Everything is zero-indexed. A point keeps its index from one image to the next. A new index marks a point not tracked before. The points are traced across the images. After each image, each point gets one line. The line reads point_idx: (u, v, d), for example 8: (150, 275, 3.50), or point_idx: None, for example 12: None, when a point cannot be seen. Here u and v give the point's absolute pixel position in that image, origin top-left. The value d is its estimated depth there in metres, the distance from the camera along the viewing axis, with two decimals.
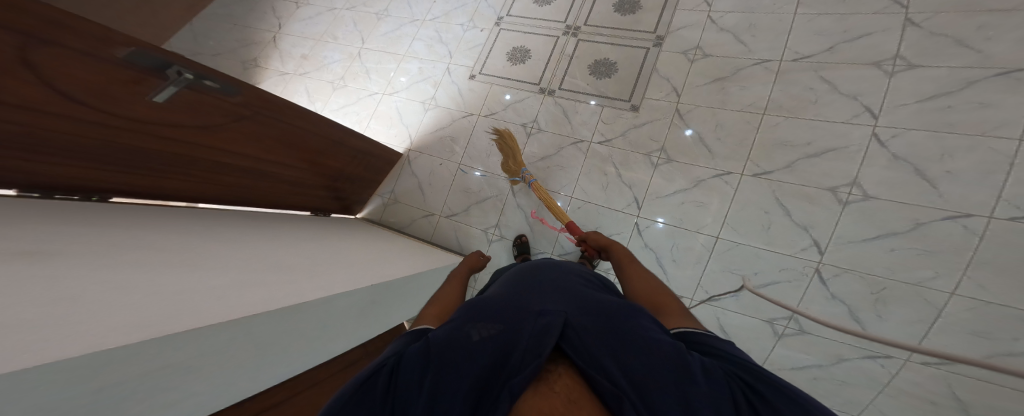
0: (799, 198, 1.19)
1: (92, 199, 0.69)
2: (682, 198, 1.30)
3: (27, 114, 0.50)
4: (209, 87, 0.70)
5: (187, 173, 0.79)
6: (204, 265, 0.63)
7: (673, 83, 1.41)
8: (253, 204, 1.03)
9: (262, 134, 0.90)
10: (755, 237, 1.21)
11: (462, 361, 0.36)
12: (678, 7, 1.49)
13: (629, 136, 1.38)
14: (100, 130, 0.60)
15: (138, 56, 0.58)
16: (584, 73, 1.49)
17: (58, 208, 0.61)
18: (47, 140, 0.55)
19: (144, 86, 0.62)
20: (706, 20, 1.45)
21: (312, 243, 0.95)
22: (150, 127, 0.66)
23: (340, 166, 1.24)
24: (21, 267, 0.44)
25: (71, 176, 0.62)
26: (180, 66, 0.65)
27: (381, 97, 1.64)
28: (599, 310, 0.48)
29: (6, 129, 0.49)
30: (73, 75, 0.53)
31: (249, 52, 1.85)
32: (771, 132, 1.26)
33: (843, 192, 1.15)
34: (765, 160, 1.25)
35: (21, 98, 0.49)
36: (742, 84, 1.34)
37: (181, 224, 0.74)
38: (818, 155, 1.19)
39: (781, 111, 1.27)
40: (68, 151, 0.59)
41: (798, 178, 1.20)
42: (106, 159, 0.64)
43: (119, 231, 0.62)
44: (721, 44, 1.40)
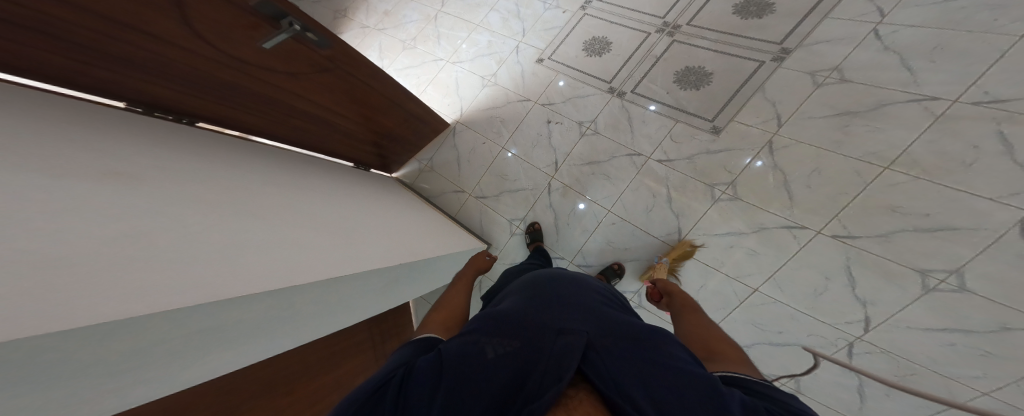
0: (875, 269, 0.98)
1: (182, 122, 0.78)
2: (732, 241, 1.12)
3: (163, 45, 0.61)
4: (309, 39, 0.82)
5: (264, 112, 0.90)
6: (253, 188, 0.72)
7: (780, 109, 1.14)
8: (310, 149, 1.15)
9: (335, 88, 1.01)
10: (797, 298, 1.06)
11: (477, 382, 0.38)
12: (829, 15, 1.15)
13: (696, 161, 1.19)
14: (213, 66, 0.70)
15: (262, 5, 0.70)
16: (668, 79, 1.30)
17: (157, 125, 0.71)
18: (174, 68, 0.65)
19: (258, 32, 0.73)
20: (867, 35, 1.09)
21: (349, 191, 1.09)
22: (254, 69, 0.78)
23: (390, 126, 1.32)
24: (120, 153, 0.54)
25: (179, 102, 0.73)
26: (291, 18, 0.76)
27: (445, 64, 1.67)
28: (623, 334, 0.48)
29: (141, 53, 0.59)
30: (210, 16, 0.64)
31: (341, 2, 2.02)
32: (880, 192, 0.98)
33: (933, 278, 0.93)
34: (857, 222, 1.00)
35: (163, 32, 0.59)
36: (878, 125, 1.02)
37: (259, 164, 0.84)
38: (926, 230, 0.93)
39: (911, 169, 0.96)
40: (185, 83, 0.70)
41: (886, 250, 0.97)
42: (215, 94, 0.76)
43: (218, 164, 0.71)
44: (872, 68, 1.06)
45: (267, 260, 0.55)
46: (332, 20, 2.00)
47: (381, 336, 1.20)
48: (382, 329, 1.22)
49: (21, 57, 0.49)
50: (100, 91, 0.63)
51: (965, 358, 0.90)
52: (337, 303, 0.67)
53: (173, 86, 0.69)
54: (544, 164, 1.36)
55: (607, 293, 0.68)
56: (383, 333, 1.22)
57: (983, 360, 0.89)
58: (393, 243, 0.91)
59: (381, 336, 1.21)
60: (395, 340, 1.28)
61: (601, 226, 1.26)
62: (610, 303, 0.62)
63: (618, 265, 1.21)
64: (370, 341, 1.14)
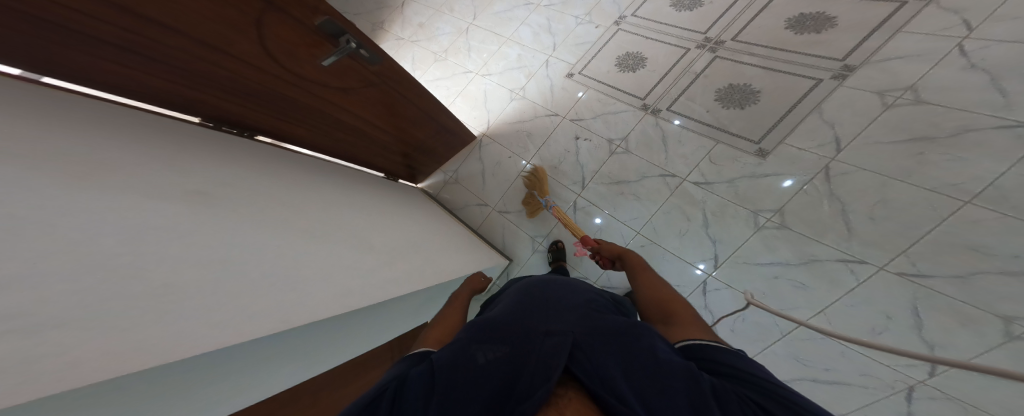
0: (945, 310, 0.83)
1: (243, 135, 0.88)
2: (776, 272, 1.01)
3: (236, 62, 0.68)
4: (363, 57, 0.86)
5: (313, 123, 0.96)
6: (277, 207, 0.77)
7: (839, 132, 1.03)
8: (349, 159, 1.21)
9: (380, 102, 1.06)
10: (846, 333, 0.92)
11: (471, 390, 0.37)
12: (901, 29, 1.03)
13: (738, 186, 1.10)
14: (274, 80, 0.77)
15: (325, 25, 0.75)
16: (709, 97, 1.22)
17: (211, 137, 0.77)
18: (241, 82, 0.73)
19: (318, 51, 0.79)
20: (948, 51, 0.95)
21: (368, 200, 1.12)
22: (310, 83, 0.84)
23: (422, 140, 1.36)
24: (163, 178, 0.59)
25: (238, 111, 0.80)
26: (349, 36, 0.80)
27: (474, 76, 1.70)
28: (606, 328, 0.48)
29: (215, 68, 0.67)
30: (281, 36, 0.70)
31: (379, 15, 2.14)
32: (960, 229, 0.84)
33: (1021, 325, 0.76)
34: (930, 261, 0.86)
35: (238, 50, 0.66)
36: (958, 154, 0.88)
37: (292, 175, 0.92)
38: (1018, 273, 0.78)
39: (1000, 206, 0.81)
40: (249, 94, 0.77)
41: (964, 293, 0.82)
42: (271, 105, 0.83)
43: (249, 179, 0.78)
44: (951, 88, 0.93)
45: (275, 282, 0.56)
46: (371, 32, 2.13)
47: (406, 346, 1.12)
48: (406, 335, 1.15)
49: (110, 68, 0.57)
50: (173, 105, 0.72)
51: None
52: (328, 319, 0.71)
53: (235, 97, 0.76)
54: (571, 181, 1.33)
55: (597, 291, 0.67)
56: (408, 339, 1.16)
57: None
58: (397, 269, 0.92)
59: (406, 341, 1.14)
60: None
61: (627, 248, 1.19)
62: (601, 302, 0.62)
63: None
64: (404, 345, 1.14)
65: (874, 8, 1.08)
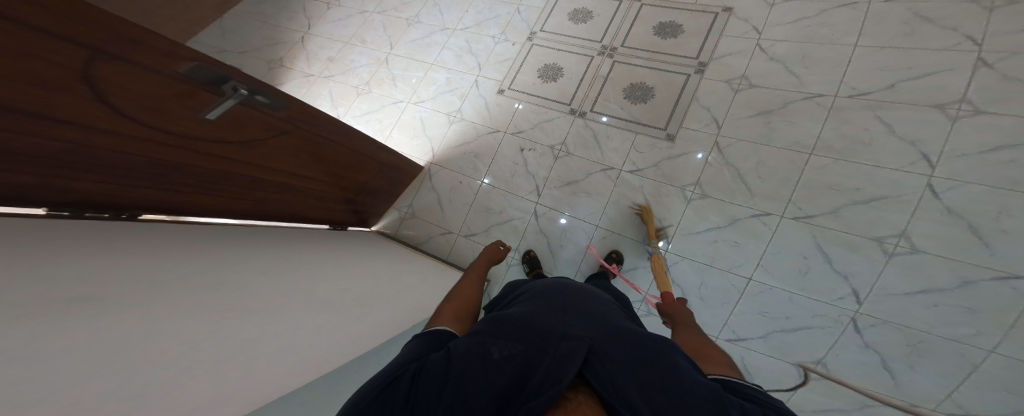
0: (841, 244, 1.10)
1: (122, 217, 0.64)
2: (715, 236, 1.21)
3: (76, 130, 0.48)
4: (259, 102, 0.70)
5: (216, 189, 0.76)
6: (221, 299, 0.60)
7: (714, 113, 1.33)
8: (276, 218, 1.01)
9: (296, 149, 0.89)
10: (790, 281, 1.12)
11: (482, 378, 0.36)
12: (723, 33, 1.41)
13: (662, 167, 1.31)
14: (142, 146, 0.57)
15: (195, 70, 0.58)
16: (619, 96, 1.43)
17: (82, 232, 0.56)
18: (89, 157, 0.51)
19: (197, 101, 0.61)
20: (754, 48, 1.35)
21: (321, 268, 0.91)
22: (197, 143, 0.65)
23: (362, 180, 1.22)
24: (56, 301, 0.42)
25: (99, 193, 0.58)
26: (235, 81, 0.64)
27: (405, 106, 1.62)
28: (625, 339, 0.47)
29: (42, 145, 0.45)
30: (127, 88, 0.50)
31: (275, 52, 1.87)
32: (813, 175, 1.17)
33: (889, 243, 1.06)
34: (808, 203, 1.16)
35: (73, 115, 0.46)
36: (791, 120, 1.24)
37: (215, 254, 0.71)
38: (865, 202, 1.11)
39: (830, 153, 1.18)
40: (109, 170, 0.56)
41: (841, 225, 1.11)
42: (152, 177, 0.63)
43: (164, 266, 0.59)
44: (772, 74, 1.31)
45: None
46: (269, 72, 1.85)
47: None
48: None
49: None
50: (9, 198, 0.48)
51: (952, 317, 0.97)
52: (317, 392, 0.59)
53: (98, 175, 0.55)
54: (526, 190, 1.38)
55: (606, 303, 0.67)
56: None
57: (970, 317, 0.96)
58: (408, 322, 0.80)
59: None
60: None
61: (592, 242, 1.30)
62: (613, 314, 0.62)
63: (615, 252, 1.26)
64: None
65: (702, 18, 1.46)
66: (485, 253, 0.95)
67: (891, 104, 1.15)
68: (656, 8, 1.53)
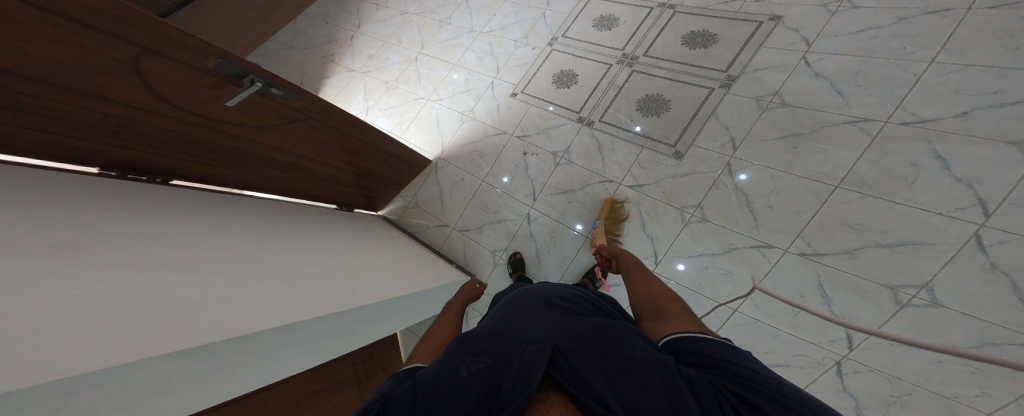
0: (846, 288, 1.02)
1: (155, 181, 0.78)
2: (707, 262, 1.18)
3: (124, 109, 0.61)
4: (273, 94, 0.82)
5: (237, 164, 0.90)
6: (231, 250, 0.72)
7: (732, 133, 1.26)
8: (288, 194, 1.15)
9: (308, 135, 1.02)
10: (778, 317, 1.08)
11: (451, 399, 0.36)
12: (763, 44, 1.32)
13: (664, 185, 1.28)
14: (177, 124, 0.70)
15: (222, 65, 0.70)
16: (631, 107, 1.41)
17: (127, 188, 0.71)
18: (133, 130, 0.65)
19: (222, 91, 0.74)
20: (798, 62, 1.25)
21: (331, 238, 1.07)
22: (220, 125, 0.78)
23: (371, 167, 1.34)
24: (106, 234, 0.55)
25: (137, 159, 0.71)
26: (253, 75, 0.76)
27: (425, 102, 1.73)
28: (588, 330, 0.46)
29: (101, 119, 0.59)
30: (165, 79, 0.63)
31: (326, 48, 2.06)
32: (835, 210, 1.08)
33: (905, 293, 0.97)
34: (819, 240, 1.07)
35: (122, 97, 0.59)
36: (820, 146, 1.14)
37: (240, 220, 0.86)
38: (888, 246, 1.00)
39: (860, 187, 1.07)
40: (148, 142, 0.69)
41: (852, 267, 1.03)
42: (185, 150, 0.76)
43: (194, 221, 0.73)
44: (809, 92, 1.20)
45: (245, 324, 0.54)
46: (320, 65, 2.03)
47: (365, 373, 1.13)
48: (366, 366, 1.16)
49: None
50: (65, 157, 0.62)
51: (959, 377, 0.89)
52: (307, 349, 0.68)
53: (138, 146, 0.68)
54: (523, 194, 1.42)
55: (569, 293, 0.65)
56: (367, 369, 1.16)
57: (979, 378, 0.87)
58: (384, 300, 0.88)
59: (366, 373, 1.14)
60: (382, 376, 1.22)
61: (581, 253, 1.30)
62: (582, 308, 0.61)
63: (600, 265, 1.25)
64: (353, 378, 1.07)
65: (741, 27, 1.37)
66: (461, 292, 0.89)
67: (954, 135, 1.00)
68: (691, 15, 1.48)
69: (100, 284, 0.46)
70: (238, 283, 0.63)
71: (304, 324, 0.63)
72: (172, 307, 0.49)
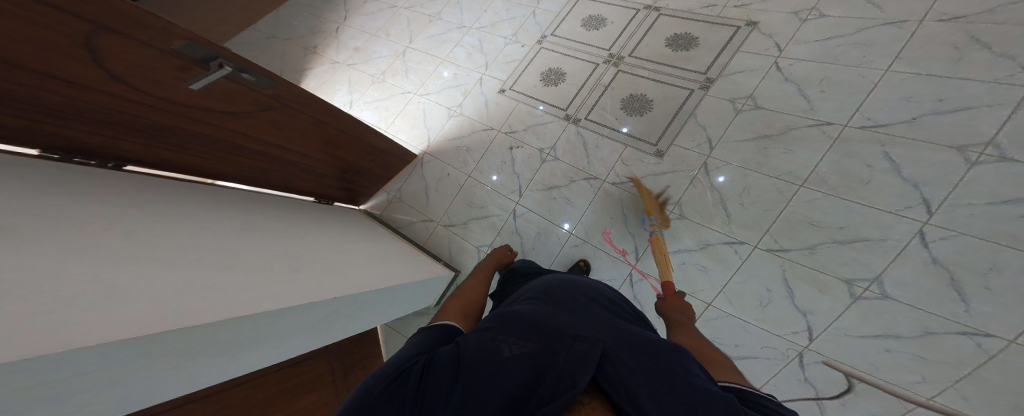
0: (808, 282, 1.10)
1: (107, 166, 0.73)
2: (683, 258, 1.23)
3: (75, 88, 0.57)
4: (245, 79, 0.79)
5: (204, 151, 0.86)
6: (200, 239, 0.68)
7: (709, 133, 1.32)
8: (261, 185, 1.10)
9: (284, 123, 0.98)
10: (748, 311, 1.14)
11: (495, 373, 0.40)
12: (740, 49, 1.38)
13: (646, 183, 1.32)
14: (137, 106, 0.66)
15: (189, 46, 0.67)
16: (616, 106, 1.44)
17: (72, 172, 0.65)
18: (87, 110, 0.61)
19: (188, 74, 0.70)
20: (771, 66, 1.31)
21: (312, 233, 1.04)
22: (185, 109, 0.74)
23: (353, 160, 1.31)
24: (59, 216, 0.51)
25: (91, 142, 0.67)
26: (223, 59, 0.73)
27: (412, 97, 1.70)
28: (636, 343, 0.49)
29: (47, 98, 0.55)
30: (122, 57, 0.59)
31: (311, 39, 1.97)
32: (800, 208, 1.14)
33: (858, 286, 1.04)
34: (785, 236, 1.14)
35: (73, 75, 0.55)
36: (789, 147, 1.21)
37: (207, 209, 0.81)
38: (844, 242, 1.08)
39: (822, 186, 1.14)
40: (104, 124, 0.65)
41: (813, 262, 1.10)
42: (147, 133, 0.72)
43: (155, 207, 0.69)
44: (781, 96, 1.27)
45: (216, 310, 0.52)
46: (303, 56, 1.94)
47: (343, 370, 1.10)
48: (344, 361, 1.13)
49: None
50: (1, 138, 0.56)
51: (905, 364, 0.97)
52: (281, 334, 0.67)
53: (96, 126, 0.64)
54: (509, 190, 1.42)
55: (618, 305, 0.68)
56: (346, 365, 1.13)
57: (920, 364, 0.96)
58: (362, 291, 0.87)
59: (344, 369, 1.11)
60: (361, 371, 1.19)
61: (564, 249, 1.33)
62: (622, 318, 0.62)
63: (583, 261, 1.28)
64: (330, 375, 1.04)
65: (720, 32, 1.43)
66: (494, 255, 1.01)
67: (904, 140, 1.08)
68: (673, 18, 1.52)
69: (62, 264, 0.43)
70: (209, 274, 0.60)
71: (273, 315, 0.61)
72: (140, 290, 0.47)
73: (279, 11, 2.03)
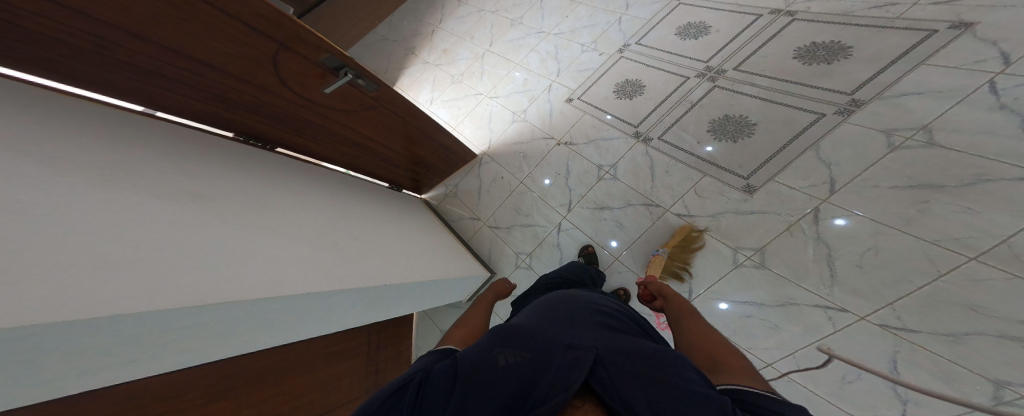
0: (927, 369, 0.82)
1: (266, 148, 1.03)
2: (751, 311, 1.04)
3: (255, 87, 0.82)
4: (360, 84, 0.99)
5: (325, 140, 1.12)
6: (293, 211, 0.88)
7: (834, 172, 1.01)
8: (358, 170, 1.37)
9: (382, 121, 1.19)
10: (818, 382, 0.94)
11: (487, 389, 0.40)
12: (925, 61, 0.99)
13: (720, 220, 1.13)
14: (287, 103, 0.91)
15: (327, 59, 0.88)
16: (701, 127, 1.24)
17: (244, 153, 0.93)
18: (260, 105, 0.88)
19: (324, 79, 0.93)
20: (986, 86, 0.90)
21: (382, 217, 1.25)
22: (316, 106, 0.98)
23: (424, 155, 1.50)
24: (226, 194, 0.74)
25: (258, 128, 0.95)
26: (347, 68, 0.93)
27: (483, 98, 1.82)
28: (637, 350, 0.46)
29: (237, 92, 0.81)
30: (288, 68, 0.83)
31: (412, 41, 2.25)
32: (955, 287, 0.81)
33: (1011, 390, 0.74)
34: (916, 315, 0.84)
35: (256, 78, 0.81)
36: (967, 205, 0.84)
37: (322, 194, 1.06)
38: (1015, 339, 0.75)
39: (1012, 266, 0.77)
40: (268, 115, 0.92)
41: (950, 352, 0.80)
42: (290, 125, 0.99)
43: (284, 189, 0.93)
44: (977, 131, 0.88)
45: (292, 280, 0.68)
46: (402, 56, 2.23)
47: (377, 345, 1.28)
48: (379, 336, 1.30)
49: (171, 92, 0.73)
50: (213, 122, 0.87)
51: None
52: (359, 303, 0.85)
53: (260, 118, 0.92)
54: (558, 203, 1.39)
55: (616, 311, 0.64)
56: (380, 340, 1.30)
57: None
58: (408, 283, 0.98)
59: (378, 343, 1.29)
60: (392, 348, 1.36)
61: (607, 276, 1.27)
62: (625, 327, 0.58)
63: (623, 291, 1.18)
64: (365, 346, 1.22)
65: (894, 38, 1.06)
66: (493, 288, 0.93)
67: None
68: (817, 23, 1.21)
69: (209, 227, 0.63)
70: (290, 241, 0.78)
71: (336, 294, 0.75)
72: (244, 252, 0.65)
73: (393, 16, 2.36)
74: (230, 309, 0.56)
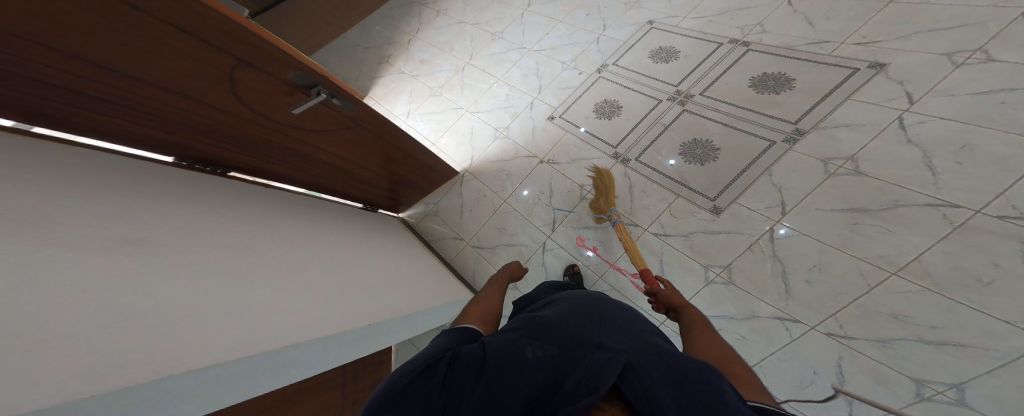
0: (866, 371, 0.94)
1: (217, 172, 0.91)
2: (722, 325, 1.14)
3: (208, 109, 0.72)
4: (335, 104, 0.89)
5: (288, 162, 1.02)
6: (260, 249, 0.78)
7: (785, 196, 1.14)
8: (327, 191, 1.26)
9: (357, 140, 1.10)
10: (783, 389, 1.05)
11: (515, 376, 0.38)
12: (851, 96, 1.15)
13: (693, 240, 1.22)
14: (247, 124, 0.81)
15: (297, 78, 0.78)
16: (674, 149, 1.33)
17: (191, 183, 0.80)
18: (212, 127, 0.77)
19: (293, 98, 0.83)
20: (896, 122, 1.07)
21: (359, 246, 1.15)
22: (281, 126, 0.88)
23: (403, 174, 1.42)
24: (178, 237, 0.64)
25: (209, 152, 0.84)
26: (321, 87, 0.84)
27: (464, 113, 1.77)
28: (674, 355, 0.41)
29: (183, 115, 0.70)
30: (251, 88, 0.73)
31: (385, 49, 2.14)
32: (882, 298, 0.95)
33: (930, 387, 0.87)
34: (856, 326, 0.97)
35: (210, 99, 0.70)
36: (890, 227, 0.99)
37: (287, 229, 0.93)
38: (929, 342, 0.89)
39: (922, 280, 0.92)
40: (221, 138, 0.81)
41: (882, 356, 0.93)
42: (249, 147, 0.88)
43: (245, 227, 0.81)
44: (895, 162, 1.03)
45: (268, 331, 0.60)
46: (375, 64, 2.12)
47: (354, 379, 1.19)
48: (356, 368, 1.22)
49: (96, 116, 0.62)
50: (154, 147, 0.75)
51: None
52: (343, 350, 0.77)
53: (213, 141, 0.81)
54: (542, 221, 1.41)
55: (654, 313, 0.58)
56: (357, 371, 1.22)
57: None
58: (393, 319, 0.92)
59: (355, 375, 1.20)
60: (371, 378, 1.28)
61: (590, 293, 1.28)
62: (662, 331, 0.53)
63: None
64: (341, 380, 1.13)
65: (831, 73, 1.21)
66: (504, 269, 0.92)
67: None
68: (769, 55, 1.34)
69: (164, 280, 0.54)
70: (264, 286, 0.69)
71: (319, 343, 0.68)
72: (207, 304, 0.56)
73: (366, 22, 2.24)
74: (197, 391, 0.48)
